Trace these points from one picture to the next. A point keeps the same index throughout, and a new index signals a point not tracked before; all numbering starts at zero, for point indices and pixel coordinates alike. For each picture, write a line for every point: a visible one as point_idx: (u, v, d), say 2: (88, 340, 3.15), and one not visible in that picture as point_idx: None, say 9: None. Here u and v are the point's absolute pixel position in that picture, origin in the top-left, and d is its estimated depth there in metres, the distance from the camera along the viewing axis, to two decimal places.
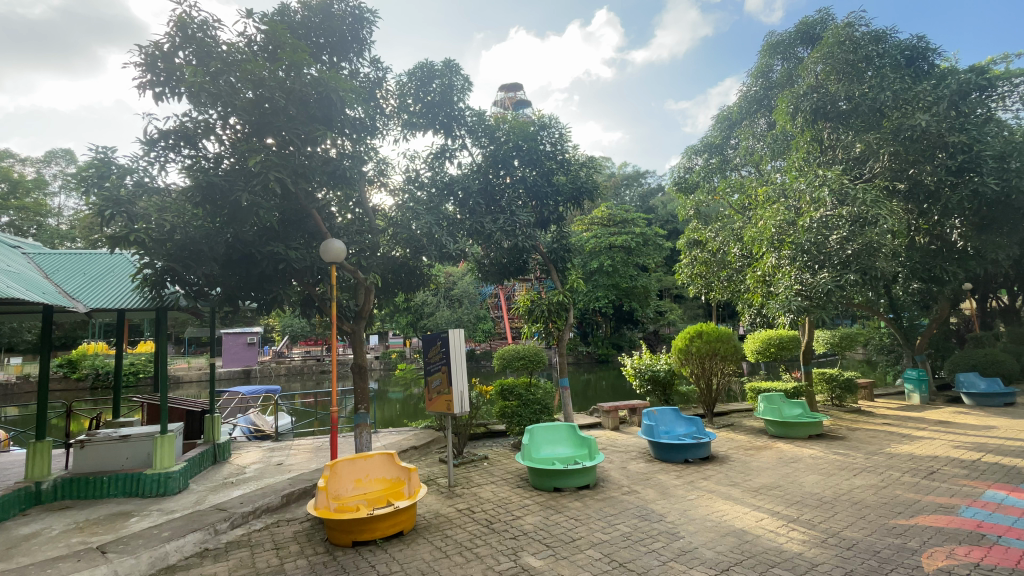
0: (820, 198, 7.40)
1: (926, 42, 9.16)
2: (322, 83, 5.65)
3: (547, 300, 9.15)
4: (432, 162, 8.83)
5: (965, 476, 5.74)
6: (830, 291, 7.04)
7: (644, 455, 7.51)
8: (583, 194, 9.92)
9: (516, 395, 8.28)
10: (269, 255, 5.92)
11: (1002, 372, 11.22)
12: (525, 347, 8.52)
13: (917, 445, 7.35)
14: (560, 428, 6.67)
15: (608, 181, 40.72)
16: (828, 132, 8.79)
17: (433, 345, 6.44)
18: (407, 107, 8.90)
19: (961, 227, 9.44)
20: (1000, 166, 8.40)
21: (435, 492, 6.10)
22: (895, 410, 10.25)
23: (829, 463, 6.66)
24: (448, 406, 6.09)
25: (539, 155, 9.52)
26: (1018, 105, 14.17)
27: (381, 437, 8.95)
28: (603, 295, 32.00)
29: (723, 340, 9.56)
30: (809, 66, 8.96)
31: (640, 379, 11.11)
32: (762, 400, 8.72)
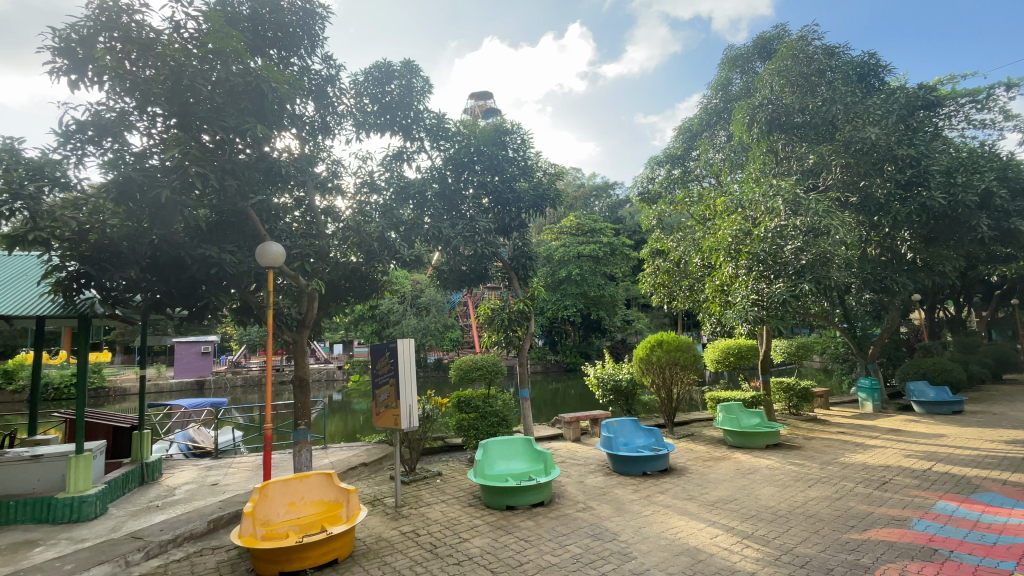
0: (774, 207, 7.39)
1: (876, 59, 9.43)
2: (253, 74, 5.25)
3: (507, 308, 8.90)
4: (388, 164, 8.51)
5: (916, 487, 5.75)
6: (785, 300, 7.07)
7: (602, 467, 7.32)
8: (545, 201, 9.75)
9: (472, 408, 7.97)
10: (201, 258, 5.52)
11: (949, 379, 11.59)
12: (483, 357, 8.21)
13: (870, 455, 7.41)
14: (517, 442, 6.42)
15: (577, 191, 41.03)
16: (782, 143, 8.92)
17: (381, 356, 6.09)
18: (363, 107, 8.58)
19: (910, 239, 9.69)
20: (946, 181, 8.67)
21: (379, 512, 5.73)
22: (849, 419, 10.42)
23: (785, 474, 6.61)
24: (395, 421, 5.74)
25: (499, 160, 9.30)
26: (962, 124, 14.85)
27: (330, 453, 8.49)
28: (571, 304, 32.05)
29: (682, 349, 9.56)
30: (765, 79, 9.08)
31: (603, 388, 10.99)
32: (721, 409, 8.69)
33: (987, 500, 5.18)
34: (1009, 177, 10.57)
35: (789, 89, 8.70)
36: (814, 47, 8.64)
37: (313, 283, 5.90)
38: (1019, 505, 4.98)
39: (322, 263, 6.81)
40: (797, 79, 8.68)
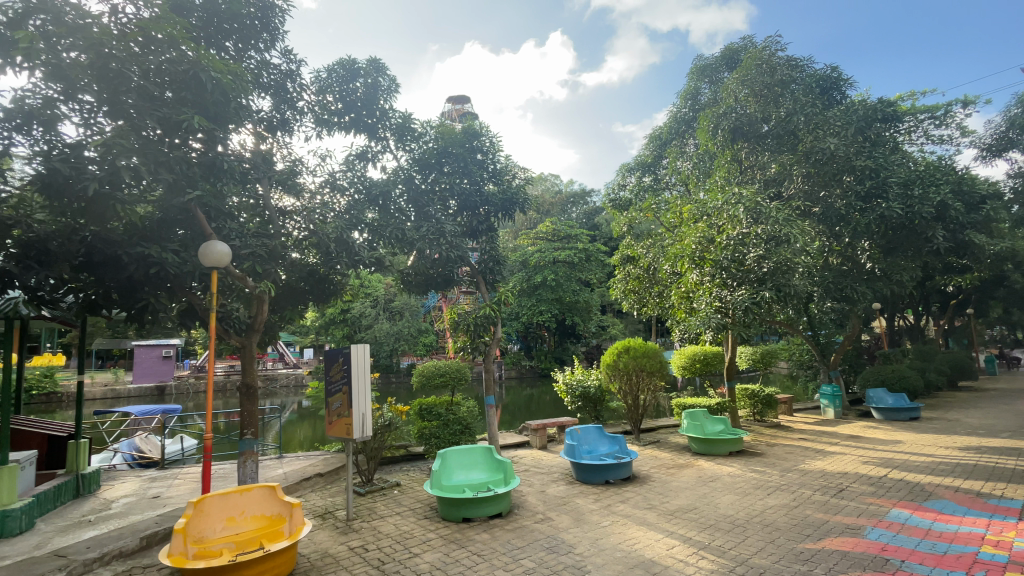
0: (737, 215, 7.42)
1: (838, 73, 9.65)
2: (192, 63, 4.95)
3: (474, 314, 8.72)
4: (351, 163, 8.27)
5: (872, 494, 5.79)
6: (748, 307, 7.13)
7: (565, 476, 7.20)
8: (514, 205, 9.64)
9: (434, 415, 7.73)
10: (139, 257, 5.21)
11: (907, 386, 11.90)
12: (447, 362, 7.97)
13: (829, 461, 7.48)
14: (477, 451, 6.24)
15: (554, 197, 41.20)
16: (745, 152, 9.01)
17: (335, 363, 5.85)
18: (326, 105, 8.35)
19: (870, 249, 9.91)
20: (904, 193, 8.91)
21: (328, 527, 5.48)
22: (811, 425, 10.57)
23: (745, 482, 6.60)
24: (348, 431, 5.51)
25: (467, 162, 9.16)
26: (921, 139, 15.37)
27: (286, 463, 8.16)
28: (546, 310, 32.04)
29: (649, 356, 9.54)
30: (730, 87, 9.17)
31: (571, 395, 10.90)
32: (686, 416, 8.70)
33: (939, 508, 5.23)
34: (963, 190, 10.94)
35: (753, 99, 8.83)
36: (777, 57, 8.77)
37: (263, 284, 5.61)
38: (969, 513, 5.04)
39: (276, 264, 6.54)
40: (761, 87, 8.79)
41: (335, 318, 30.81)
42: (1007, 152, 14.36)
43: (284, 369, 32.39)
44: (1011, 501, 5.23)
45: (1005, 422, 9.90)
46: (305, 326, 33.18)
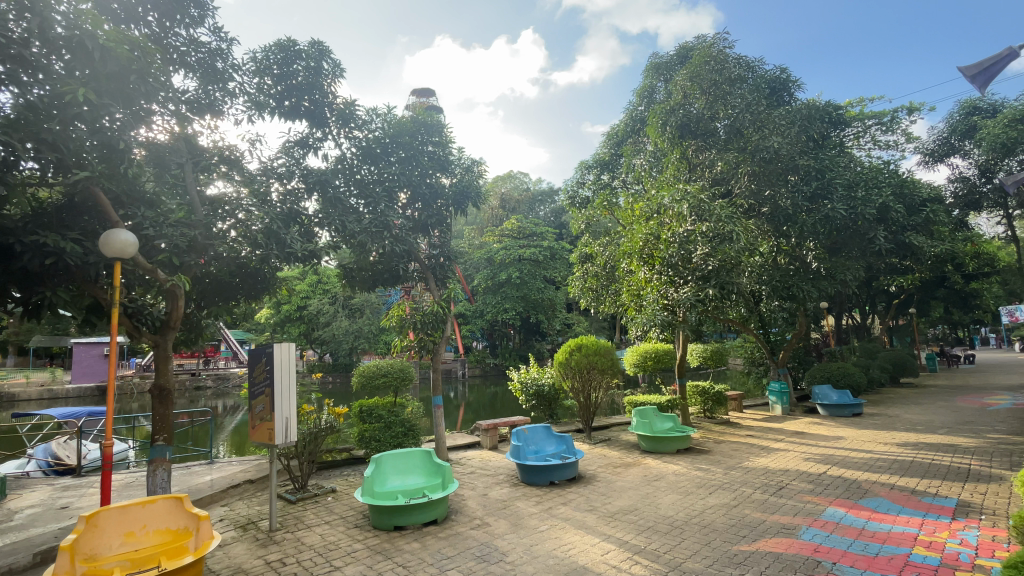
0: (682, 212, 7.40)
1: (787, 75, 9.78)
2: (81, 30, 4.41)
3: (423, 311, 8.32)
4: (291, 151, 7.93)
5: (810, 492, 5.81)
6: (692, 305, 7.18)
7: (510, 477, 6.99)
8: (466, 199, 9.37)
9: (375, 417, 7.38)
10: (33, 245, 4.69)
11: (851, 383, 12.27)
12: (390, 361, 7.59)
13: (772, 458, 7.54)
14: (416, 454, 5.96)
15: (520, 195, 41.01)
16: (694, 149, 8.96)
17: (259, 362, 5.50)
18: (263, 88, 7.90)
19: (815, 249, 10.10)
20: (848, 195, 9.13)
21: (247, 539, 5.10)
22: (758, 421, 10.73)
23: (689, 481, 6.55)
24: (269, 436, 5.22)
25: (416, 153, 8.81)
26: (869, 144, 15.89)
27: (215, 470, 7.66)
28: (511, 308, 31.82)
29: (601, 354, 9.46)
30: (677, 82, 8.93)
31: (526, 394, 10.72)
32: (635, 414, 8.66)
33: (874, 506, 5.26)
34: (904, 193, 11.31)
35: (703, 95, 8.78)
36: (723, 52, 8.72)
37: (177, 279, 5.15)
38: (903, 512, 5.07)
39: (198, 257, 6.07)
40: (710, 83, 8.73)
41: (292, 315, 29.74)
42: (948, 158, 15.02)
43: (237, 368, 31.07)
44: (942, 498, 5.32)
45: (940, 418, 10.27)
46: (260, 323, 31.92)
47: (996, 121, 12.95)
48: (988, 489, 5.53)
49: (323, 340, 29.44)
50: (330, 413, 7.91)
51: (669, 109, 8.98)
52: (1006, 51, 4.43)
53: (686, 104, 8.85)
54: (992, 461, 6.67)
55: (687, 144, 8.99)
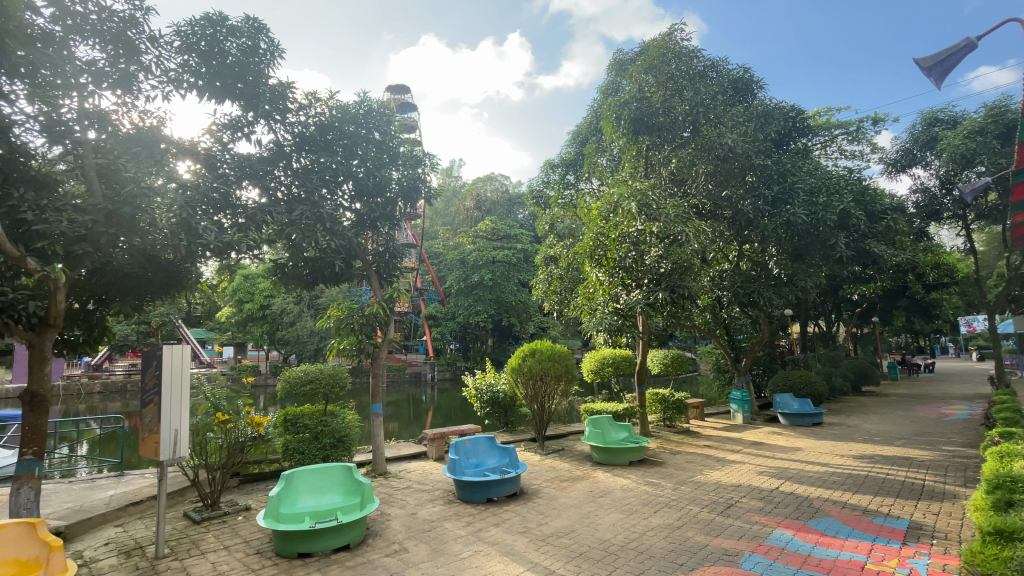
0: (630, 210, 7.01)
1: (749, 75, 9.52)
2: None
3: (362, 312, 7.71)
4: (218, 134, 7.35)
5: (758, 512, 5.44)
6: (642, 309, 6.82)
7: (446, 493, 6.43)
8: (416, 193, 8.95)
9: (301, 427, 6.77)
10: None
11: (813, 392, 12.11)
12: (324, 365, 6.95)
13: (726, 472, 7.18)
14: (336, 471, 5.44)
15: (496, 196, 40.44)
16: (650, 146, 8.63)
17: (149, 366, 4.99)
18: (190, 65, 7.34)
19: (777, 255, 9.87)
20: (809, 200, 8.95)
21: (125, 571, 4.47)
22: (718, 430, 10.44)
23: (635, 498, 6.11)
24: (156, 451, 4.71)
25: (359, 142, 8.23)
26: (835, 152, 15.91)
27: (123, 483, 6.93)
28: (483, 310, 31.21)
29: (555, 360, 9.03)
30: (638, 76, 8.46)
31: (480, 401, 10.19)
32: (589, 423, 8.22)
33: (823, 528, 4.89)
34: (866, 200, 11.21)
35: (659, 87, 8.31)
36: (682, 45, 8.32)
37: (50, 270, 4.49)
38: (852, 535, 4.71)
39: (90, 246, 5.44)
40: (666, 75, 8.31)
41: (253, 314, 28.76)
42: (910, 168, 15.03)
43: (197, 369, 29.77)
44: (893, 519, 4.98)
45: (899, 429, 10.12)
46: (220, 323, 30.62)
47: (957, 132, 13.05)
48: (941, 508, 5.23)
49: (286, 340, 28.43)
50: (249, 423, 7.20)
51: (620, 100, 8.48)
52: (963, 43, 4.13)
53: (642, 97, 8.33)
54: (947, 476, 6.42)
55: (643, 139, 8.48)
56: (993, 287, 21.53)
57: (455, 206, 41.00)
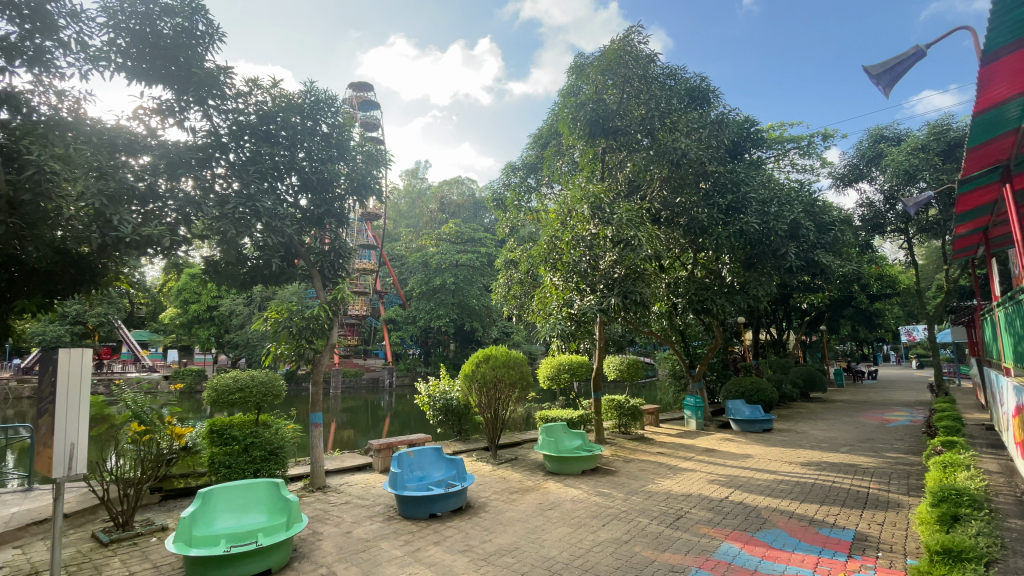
0: (582, 213, 6.88)
1: (708, 84, 9.62)
2: None
3: (303, 315, 7.22)
4: (145, 119, 6.79)
5: (707, 523, 5.32)
6: (595, 315, 6.68)
7: (387, 509, 6.03)
8: (366, 190, 8.54)
9: (228, 439, 6.32)
10: None
11: (764, 398, 12.32)
12: (258, 372, 6.52)
13: (677, 481, 7.10)
14: (261, 488, 5.10)
15: (461, 199, 40.04)
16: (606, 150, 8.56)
17: (44, 372, 4.41)
18: (118, 46, 6.75)
19: (730, 263, 9.98)
20: (761, 210, 9.09)
21: None
22: (672, 437, 10.44)
23: (584, 510, 5.90)
24: (47, 467, 4.15)
25: (305, 134, 7.84)
26: (787, 165, 16.43)
27: (27, 500, 6.21)
28: (444, 314, 30.68)
29: (508, 366, 8.78)
30: (597, 79, 8.31)
31: (433, 409, 9.78)
32: (542, 432, 8.00)
33: (771, 540, 4.80)
34: (816, 212, 11.52)
35: (616, 90, 8.28)
36: (640, 49, 8.27)
37: None
38: (799, 547, 4.63)
39: None
40: (620, 78, 8.28)
41: (200, 316, 27.33)
42: (857, 183, 15.63)
43: (136, 373, 28.05)
44: (839, 530, 4.95)
45: (845, 435, 10.36)
46: (166, 324, 28.97)
47: (899, 149, 13.68)
48: (885, 518, 5.25)
49: (235, 343, 27.10)
50: (168, 434, 6.59)
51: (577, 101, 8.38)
52: (911, 51, 4.15)
53: (597, 99, 8.33)
54: (890, 484, 6.51)
55: (598, 143, 8.57)
56: (931, 298, 22.75)
57: (419, 208, 40.35)
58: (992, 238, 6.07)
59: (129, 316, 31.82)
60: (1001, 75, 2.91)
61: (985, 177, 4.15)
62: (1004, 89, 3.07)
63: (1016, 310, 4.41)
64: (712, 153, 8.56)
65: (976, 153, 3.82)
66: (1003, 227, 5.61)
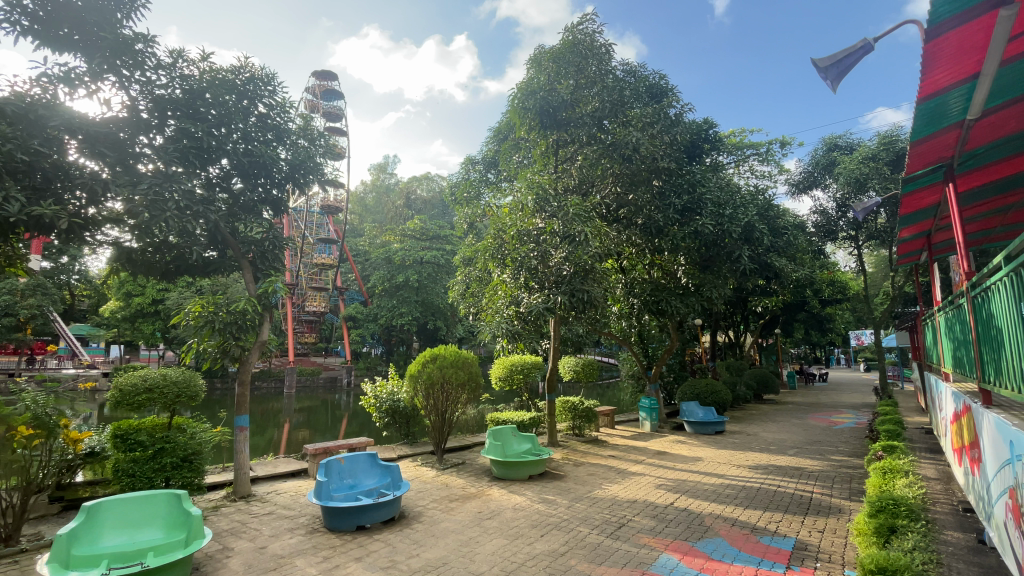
0: (530, 206, 6.62)
1: (666, 82, 9.51)
2: None
3: (229, 309, 6.65)
4: (53, 87, 6.14)
5: (648, 532, 5.10)
6: (541, 314, 6.43)
7: (311, 521, 5.57)
8: (307, 176, 8.05)
9: (134, 444, 5.69)
10: None
11: (718, 400, 12.36)
12: (174, 371, 5.98)
13: (625, 486, 6.90)
14: (159, 500, 4.61)
15: (428, 196, 39.36)
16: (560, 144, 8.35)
17: None
18: (20, 5, 6.06)
19: (685, 265, 9.91)
20: (716, 212, 9.01)
21: None
22: (625, 439, 10.30)
23: (524, 519, 5.60)
24: None
25: (238, 114, 7.27)
26: (746, 171, 16.67)
27: None
28: (407, 312, 29.98)
29: (456, 366, 8.38)
30: (551, 71, 8.08)
31: (378, 411, 9.29)
32: (489, 436, 7.67)
33: (711, 551, 4.61)
34: (770, 216, 11.64)
35: (571, 83, 8.07)
36: (596, 43, 8.08)
37: None
38: (738, 558, 4.44)
39: None
40: (572, 67, 8.09)
41: (144, 309, 25.82)
42: (811, 190, 15.98)
43: (73, 368, 26.31)
44: (779, 539, 4.81)
45: (793, 438, 10.45)
46: (107, 318, 27.27)
47: (851, 158, 14.04)
48: (826, 525, 5.16)
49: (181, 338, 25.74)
50: (63, 439, 5.86)
51: (529, 89, 8.11)
52: (859, 44, 4.01)
53: (547, 87, 8.09)
54: (833, 488, 6.48)
55: (550, 134, 8.33)
56: (879, 305, 23.64)
57: (385, 203, 39.44)
58: (935, 244, 6.10)
59: (67, 308, 29.83)
60: (941, 60, 2.75)
61: (928, 176, 4.06)
62: (944, 77, 2.92)
63: (956, 313, 4.34)
64: (666, 151, 8.46)
65: (916, 152, 3.72)
66: (946, 232, 5.63)
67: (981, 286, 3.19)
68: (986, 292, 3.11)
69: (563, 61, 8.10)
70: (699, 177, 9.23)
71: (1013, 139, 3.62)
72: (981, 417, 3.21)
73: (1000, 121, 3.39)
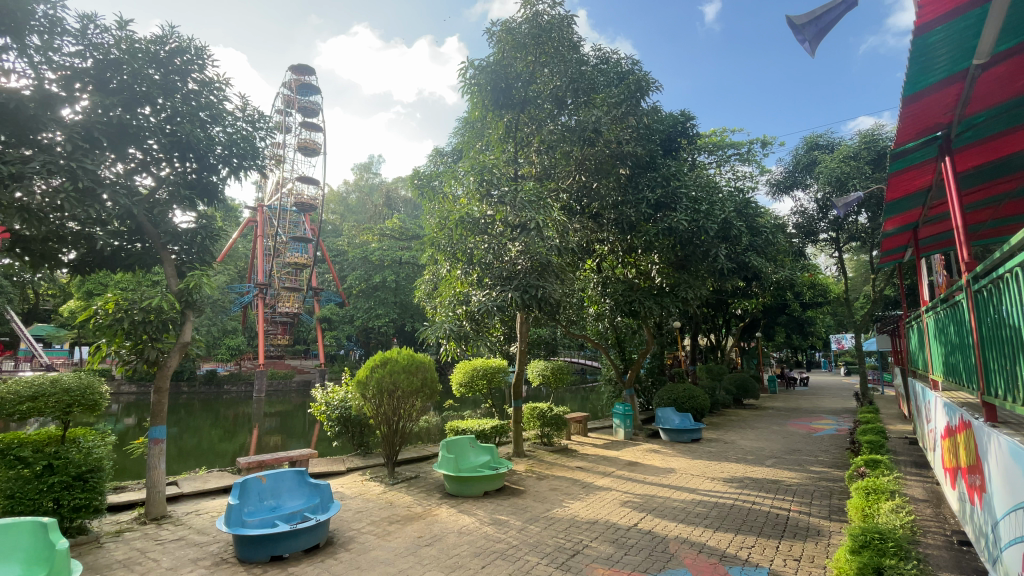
0: (482, 192, 6.00)
1: (640, 68, 8.95)
2: None
3: (143, 304, 5.86)
4: None
5: (604, 562, 4.47)
6: (491, 312, 5.80)
7: (222, 551, 4.85)
8: (246, 160, 7.32)
9: (15, 461, 4.95)
10: None
11: (695, 406, 11.83)
12: (69, 377, 5.20)
13: (587, 503, 6.29)
14: (22, 530, 3.80)
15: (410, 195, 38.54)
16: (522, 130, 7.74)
17: None
18: None
19: (659, 263, 9.36)
20: (692, 207, 8.46)
21: None
22: (596, 449, 9.70)
23: (467, 546, 4.94)
24: None
25: (162, 90, 6.50)
26: (726, 169, 16.25)
27: None
28: (384, 313, 29.23)
29: (409, 372, 7.67)
30: (509, 51, 7.51)
31: (329, 419, 8.55)
32: (443, 448, 6.99)
33: None
34: (749, 213, 11.17)
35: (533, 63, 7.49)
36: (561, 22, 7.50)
37: None
38: None
39: None
40: (532, 44, 7.53)
41: None
42: (792, 191, 15.57)
43: (30, 370, 24.93)
44: (751, 570, 4.22)
45: (773, 446, 9.95)
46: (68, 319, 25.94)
47: (833, 157, 13.69)
48: (802, 552, 4.59)
49: None
50: None
51: (490, 67, 7.49)
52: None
53: (507, 67, 7.48)
54: (813, 506, 5.93)
55: (508, 116, 7.70)
56: (860, 309, 23.45)
57: (365, 202, 38.53)
58: (923, 240, 5.63)
59: (29, 308, 28.37)
60: None
61: (919, 151, 3.57)
62: (937, 11, 2.38)
63: (949, 314, 3.81)
64: (634, 139, 7.91)
65: (908, 118, 3.18)
66: (935, 224, 5.15)
67: (985, 278, 2.64)
68: (994, 284, 2.55)
69: (525, 39, 7.51)
70: (672, 169, 8.69)
71: (1018, 105, 3.14)
72: (985, 437, 2.66)
73: (1007, 75, 2.87)
